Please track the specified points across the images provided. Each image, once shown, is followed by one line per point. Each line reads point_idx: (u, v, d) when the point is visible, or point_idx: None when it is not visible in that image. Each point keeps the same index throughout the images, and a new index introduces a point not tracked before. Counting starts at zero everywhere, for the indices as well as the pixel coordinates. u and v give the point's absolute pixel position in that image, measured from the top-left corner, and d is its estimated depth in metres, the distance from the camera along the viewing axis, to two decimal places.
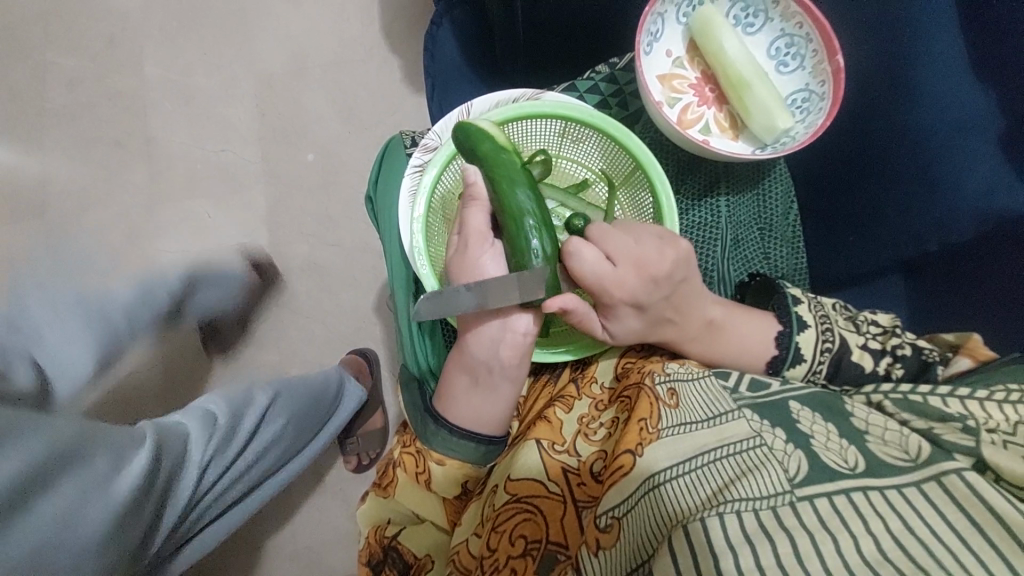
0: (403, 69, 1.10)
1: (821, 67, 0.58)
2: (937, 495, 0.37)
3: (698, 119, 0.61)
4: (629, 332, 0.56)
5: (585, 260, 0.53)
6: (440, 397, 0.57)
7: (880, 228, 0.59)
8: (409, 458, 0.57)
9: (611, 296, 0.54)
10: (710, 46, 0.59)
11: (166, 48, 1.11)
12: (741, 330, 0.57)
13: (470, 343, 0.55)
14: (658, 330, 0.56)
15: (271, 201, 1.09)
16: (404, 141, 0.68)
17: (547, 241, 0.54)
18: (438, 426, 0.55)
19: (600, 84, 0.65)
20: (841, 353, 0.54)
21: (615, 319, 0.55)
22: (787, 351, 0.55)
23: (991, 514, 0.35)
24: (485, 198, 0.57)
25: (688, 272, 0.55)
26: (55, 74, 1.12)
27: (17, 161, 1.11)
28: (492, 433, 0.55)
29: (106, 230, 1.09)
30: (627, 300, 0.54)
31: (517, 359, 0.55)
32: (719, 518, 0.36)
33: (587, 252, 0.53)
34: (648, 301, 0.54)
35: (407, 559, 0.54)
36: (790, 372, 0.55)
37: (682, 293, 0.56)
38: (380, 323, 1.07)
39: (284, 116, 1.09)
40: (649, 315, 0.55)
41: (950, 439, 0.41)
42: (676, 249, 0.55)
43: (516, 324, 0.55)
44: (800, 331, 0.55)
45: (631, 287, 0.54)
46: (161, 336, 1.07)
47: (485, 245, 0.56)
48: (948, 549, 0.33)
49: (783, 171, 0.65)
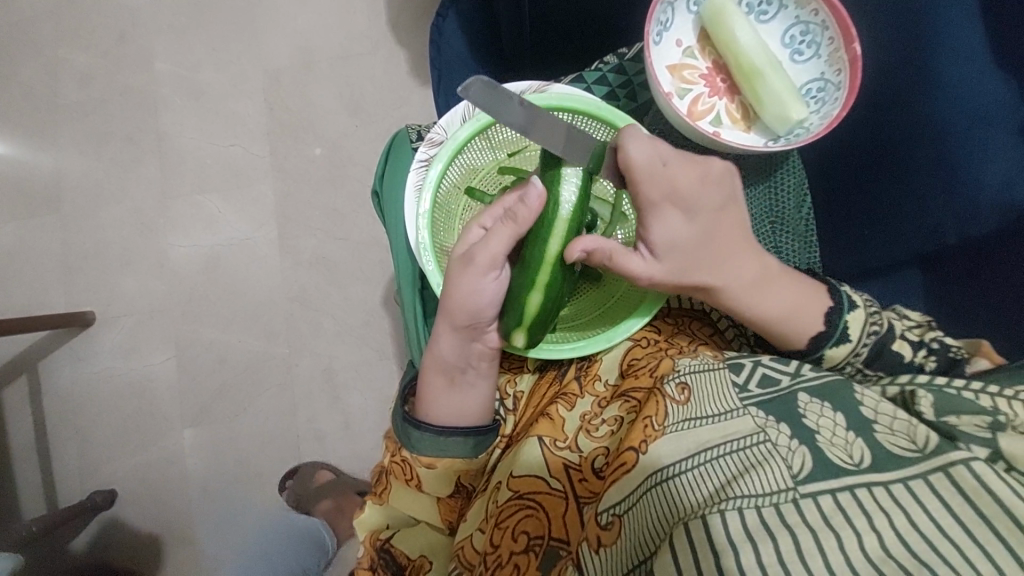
0: (409, 61, 1.08)
1: (837, 55, 0.56)
2: (944, 487, 0.36)
3: (709, 111, 0.59)
4: (675, 246, 0.53)
5: (637, 148, 0.50)
6: (417, 401, 0.56)
7: (898, 221, 0.57)
8: (397, 467, 0.56)
9: (658, 192, 0.51)
10: (722, 35, 0.57)
11: (174, 44, 1.11)
12: (791, 292, 0.54)
13: (440, 344, 0.55)
14: (705, 248, 0.53)
15: (279, 195, 1.08)
16: (410, 135, 0.67)
17: (537, 301, 0.53)
18: (422, 431, 0.54)
19: (608, 75, 0.64)
20: (885, 340, 0.53)
21: (661, 227, 0.53)
22: (834, 329, 0.53)
23: (998, 506, 0.34)
24: (521, 223, 0.51)
25: (733, 186, 0.54)
26: (67, 70, 1.13)
27: (31, 157, 1.12)
28: (478, 425, 0.55)
29: (119, 225, 1.10)
30: (673, 197, 0.52)
31: (487, 363, 0.57)
32: (721, 516, 0.36)
33: (643, 144, 0.50)
34: (696, 207, 0.52)
35: (400, 562, 0.55)
36: (832, 352, 0.54)
37: (730, 213, 0.54)
38: (388, 317, 1.06)
39: (292, 111, 1.09)
40: (695, 225, 0.53)
41: (973, 428, 0.41)
42: (722, 160, 0.54)
43: (486, 338, 0.56)
44: (849, 310, 0.53)
45: (681, 184, 0.52)
46: (174, 330, 1.09)
47: (491, 276, 0.52)
48: (953, 544, 0.33)
49: (796, 163, 0.63)
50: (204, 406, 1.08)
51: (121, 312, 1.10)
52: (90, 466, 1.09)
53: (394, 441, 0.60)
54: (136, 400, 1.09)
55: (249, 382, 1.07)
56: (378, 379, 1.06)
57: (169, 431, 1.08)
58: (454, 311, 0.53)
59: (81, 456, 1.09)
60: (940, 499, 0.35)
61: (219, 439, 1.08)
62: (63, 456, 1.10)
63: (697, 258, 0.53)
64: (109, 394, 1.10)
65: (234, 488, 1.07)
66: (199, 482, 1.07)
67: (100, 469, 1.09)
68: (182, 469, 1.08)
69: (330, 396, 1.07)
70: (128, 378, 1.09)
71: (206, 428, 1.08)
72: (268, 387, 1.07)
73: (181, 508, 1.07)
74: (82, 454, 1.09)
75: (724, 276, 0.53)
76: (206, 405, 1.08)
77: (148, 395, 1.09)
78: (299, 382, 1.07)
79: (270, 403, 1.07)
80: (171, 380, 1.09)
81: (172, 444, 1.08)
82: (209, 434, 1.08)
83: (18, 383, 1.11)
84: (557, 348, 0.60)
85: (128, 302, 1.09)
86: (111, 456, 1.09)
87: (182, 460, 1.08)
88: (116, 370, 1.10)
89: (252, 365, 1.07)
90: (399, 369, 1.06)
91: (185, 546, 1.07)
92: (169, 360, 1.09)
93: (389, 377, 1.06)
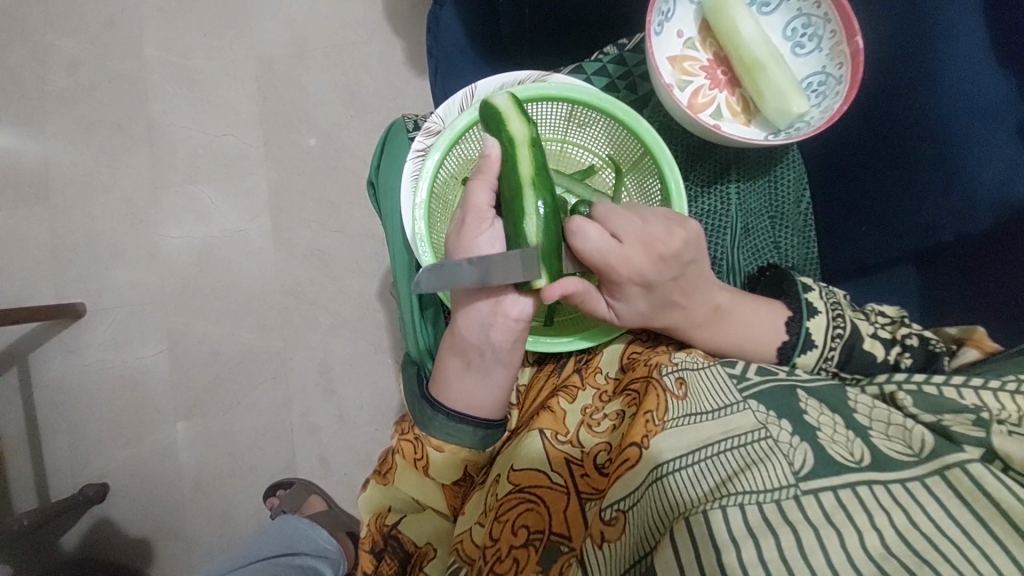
0: (406, 52, 1.07)
1: (839, 49, 0.55)
2: (941, 489, 0.36)
3: (709, 103, 0.59)
4: (634, 313, 0.55)
5: (591, 242, 0.52)
6: (434, 382, 0.57)
7: (895, 217, 0.57)
8: (407, 445, 0.57)
9: (619, 273, 0.52)
10: (723, 26, 0.56)
11: (166, 31, 1.10)
12: (749, 318, 0.55)
13: (460, 324, 0.54)
14: (663, 312, 0.55)
15: (273, 186, 1.07)
16: (407, 125, 0.67)
17: (533, 227, 0.51)
18: (435, 412, 0.55)
19: (608, 66, 0.64)
20: (852, 341, 0.53)
21: (623, 299, 0.54)
22: (797, 337, 0.54)
23: (995, 508, 0.34)
24: (491, 171, 0.54)
25: (696, 252, 0.54)
26: (55, 56, 1.11)
27: (21, 144, 1.10)
28: (490, 416, 0.55)
29: (110, 215, 1.09)
30: (634, 278, 0.52)
31: (510, 341, 0.54)
32: (722, 511, 0.36)
33: (592, 233, 0.52)
34: (656, 279, 0.53)
35: (407, 548, 0.55)
36: (801, 359, 0.54)
37: (687, 276, 0.54)
38: (383, 308, 1.06)
39: (286, 99, 1.08)
40: (654, 296, 0.54)
41: (961, 429, 0.41)
42: (687, 228, 0.54)
43: (506, 308, 0.53)
44: (810, 317, 0.54)
45: (638, 266, 0.52)
46: (167, 322, 1.08)
47: (484, 226, 0.54)
48: (951, 542, 0.33)
49: (796, 158, 0.64)
50: (197, 399, 1.07)
51: (112, 303, 1.08)
52: (81, 459, 1.09)
53: (406, 422, 0.60)
54: (127, 392, 1.08)
55: (242, 375, 1.07)
56: (374, 371, 1.06)
57: (161, 423, 1.07)
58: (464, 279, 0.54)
59: (71, 448, 1.09)
60: (940, 501, 0.35)
61: (211, 432, 1.07)
62: (54, 448, 1.09)
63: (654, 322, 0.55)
64: (100, 386, 1.08)
65: (227, 481, 1.07)
66: (191, 475, 1.07)
67: (92, 462, 1.08)
68: (174, 462, 1.07)
69: (325, 390, 1.06)
70: (119, 370, 1.08)
71: (198, 422, 1.07)
72: (261, 380, 1.06)
73: (173, 501, 1.07)
74: (73, 446, 1.09)
75: (685, 321, 0.55)
76: (199, 397, 1.07)
77: (139, 387, 1.08)
78: (293, 376, 1.06)
79: (263, 396, 1.06)
80: (163, 372, 1.08)
81: (164, 437, 1.07)
82: (202, 427, 1.07)
83: (8, 374, 1.09)
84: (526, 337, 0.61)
85: (119, 292, 1.08)
86: (103, 449, 1.08)
87: (175, 453, 1.07)
88: (108, 361, 1.08)
89: (243, 357, 1.07)
90: (394, 361, 1.06)
91: (178, 540, 1.07)
92: (161, 352, 1.08)
93: (384, 368, 1.06)
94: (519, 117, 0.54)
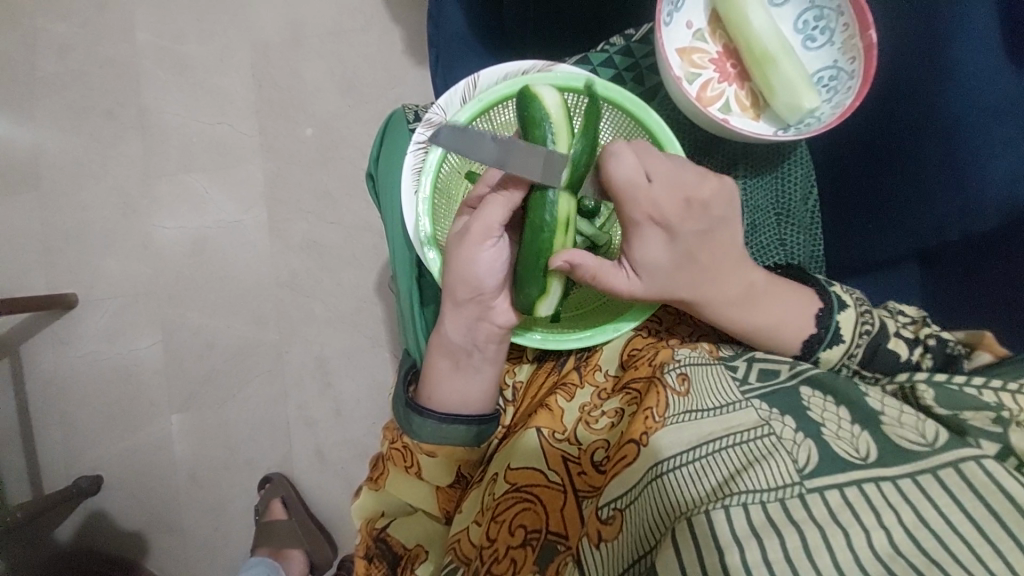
0: (405, 40, 1.05)
1: (852, 43, 0.54)
2: (954, 481, 0.35)
3: (719, 96, 0.58)
4: (655, 265, 0.53)
5: (619, 169, 0.52)
6: (420, 387, 0.56)
7: (901, 213, 0.56)
8: (397, 454, 0.56)
9: (638, 210, 0.52)
10: (735, 17, 0.55)
11: (158, 16, 1.07)
12: (779, 307, 0.53)
13: (446, 325, 0.54)
14: (686, 267, 0.53)
15: (268, 176, 1.06)
16: (407, 115, 0.65)
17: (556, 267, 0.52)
18: (424, 417, 0.53)
19: (615, 57, 0.62)
20: (879, 339, 0.52)
21: (641, 242, 0.53)
22: (826, 331, 0.52)
23: (1008, 503, 0.33)
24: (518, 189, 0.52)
25: (727, 209, 0.53)
26: (45, 41, 1.08)
27: (9, 131, 1.08)
28: (480, 412, 0.54)
29: (102, 204, 1.07)
30: (654, 216, 0.52)
31: (495, 345, 0.55)
32: (725, 511, 0.35)
33: (626, 159, 0.52)
34: (679, 226, 0.52)
35: (396, 551, 0.56)
36: (826, 354, 0.52)
37: (716, 234, 0.53)
38: (381, 303, 1.05)
39: (282, 88, 1.06)
40: (676, 246, 0.53)
41: (975, 423, 0.40)
42: (721, 181, 0.53)
43: (495, 318, 0.55)
44: (840, 311, 0.52)
45: (663, 205, 0.52)
46: (160, 314, 1.06)
47: (487, 243, 0.52)
48: (962, 540, 0.32)
49: (804, 154, 0.62)
50: (192, 391, 1.06)
51: (104, 294, 1.07)
52: (75, 452, 1.07)
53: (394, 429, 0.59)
54: (121, 383, 1.07)
55: (237, 367, 1.06)
56: (372, 365, 1.05)
57: (155, 415, 1.06)
58: (457, 285, 0.53)
59: (64, 440, 1.07)
60: (950, 495, 0.35)
61: (206, 425, 1.06)
62: (47, 441, 1.07)
63: (678, 279, 0.53)
64: (94, 378, 1.07)
65: (222, 474, 1.06)
66: (186, 467, 1.06)
67: (85, 454, 1.07)
68: (168, 454, 1.06)
69: (322, 383, 1.05)
70: (112, 361, 1.07)
71: (193, 414, 1.06)
72: (257, 372, 1.05)
73: (168, 495, 1.06)
74: (66, 438, 1.07)
75: (701, 293, 0.53)
76: (194, 389, 1.06)
77: (132, 378, 1.07)
78: (288, 368, 1.05)
79: (259, 389, 1.05)
80: (157, 364, 1.06)
81: (158, 429, 1.06)
82: (196, 420, 1.06)
83: None
84: (528, 337, 0.59)
85: (111, 283, 1.07)
86: (97, 441, 1.07)
87: (169, 446, 1.06)
88: (100, 353, 1.07)
89: (239, 349, 1.05)
90: (393, 356, 1.05)
91: (173, 533, 1.06)
92: (155, 343, 1.06)
93: (382, 363, 1.05)
94: (569, 134, 0.52)
